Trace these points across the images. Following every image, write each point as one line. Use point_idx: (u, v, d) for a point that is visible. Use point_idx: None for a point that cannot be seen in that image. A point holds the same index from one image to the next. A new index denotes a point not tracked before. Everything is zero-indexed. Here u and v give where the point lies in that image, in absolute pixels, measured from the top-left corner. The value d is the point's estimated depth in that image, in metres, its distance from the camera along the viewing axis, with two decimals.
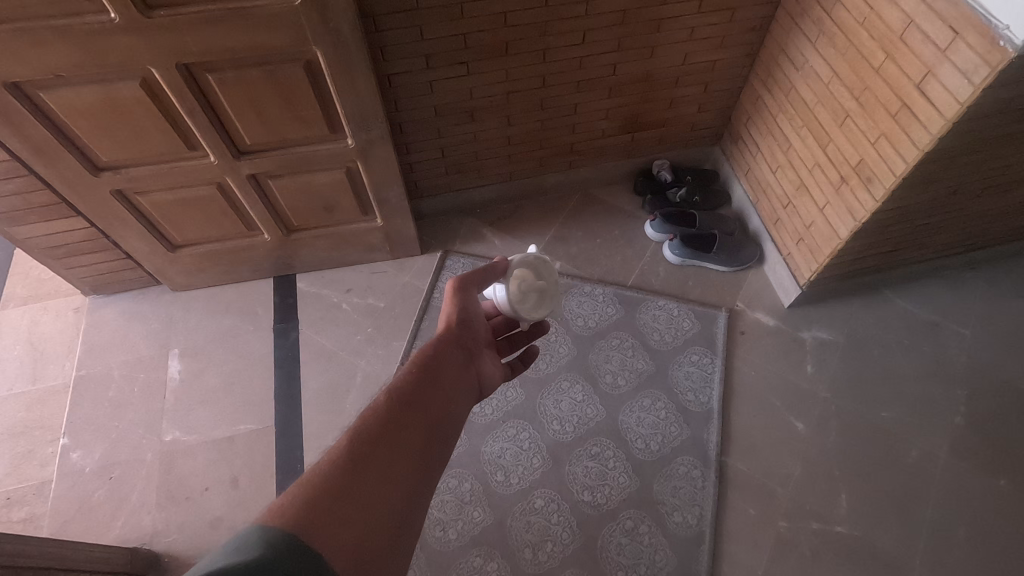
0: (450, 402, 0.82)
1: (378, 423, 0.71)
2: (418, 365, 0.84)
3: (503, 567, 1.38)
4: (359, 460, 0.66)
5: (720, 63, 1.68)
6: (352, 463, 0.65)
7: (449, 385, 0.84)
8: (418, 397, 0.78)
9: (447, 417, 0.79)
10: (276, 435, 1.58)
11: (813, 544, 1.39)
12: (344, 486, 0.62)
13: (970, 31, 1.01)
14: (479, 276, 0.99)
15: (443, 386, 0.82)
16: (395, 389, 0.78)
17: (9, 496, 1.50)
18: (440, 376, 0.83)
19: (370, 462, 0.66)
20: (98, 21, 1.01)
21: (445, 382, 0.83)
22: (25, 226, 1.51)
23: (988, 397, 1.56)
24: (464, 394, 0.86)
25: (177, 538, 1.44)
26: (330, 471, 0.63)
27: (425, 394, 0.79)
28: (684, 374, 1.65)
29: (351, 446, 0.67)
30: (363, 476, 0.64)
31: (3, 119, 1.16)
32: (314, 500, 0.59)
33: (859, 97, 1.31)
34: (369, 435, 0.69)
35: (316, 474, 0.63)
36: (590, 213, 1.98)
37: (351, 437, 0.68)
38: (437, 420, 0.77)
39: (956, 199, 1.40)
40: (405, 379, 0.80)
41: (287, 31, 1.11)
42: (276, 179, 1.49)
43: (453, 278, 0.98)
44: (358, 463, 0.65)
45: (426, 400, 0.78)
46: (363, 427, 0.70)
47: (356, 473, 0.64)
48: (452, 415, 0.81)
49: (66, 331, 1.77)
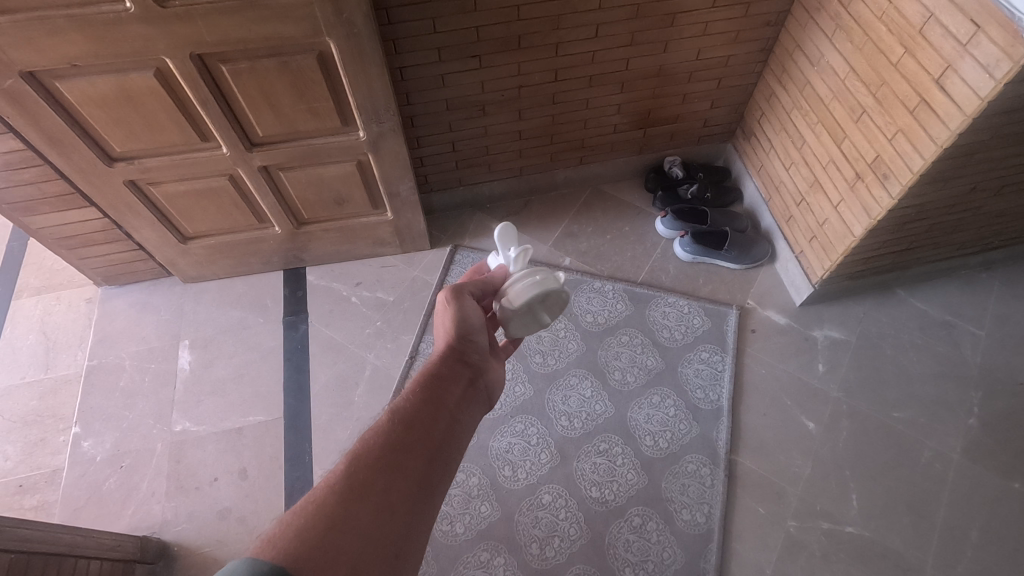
0: (455, 423, 0.79)
1: (379, 448, 0.70)
2: (420, 384, 0.82)
3: (510, 562, 1.37)
4: (355, 487, 0.65)
5: (734, 58, 1.66)
6: (349, 490, 0.64)
7: (453, 404, 0.81)
8: (421, 418, 0.76)
9: (452, 437, 0.77)
10: (286, 427, 1.58)
11: (823, 545, 1.38)
12: (339, 514, 0.61)
13: (992, 25, 0.99)
14: (471, 286, 0.97)
15: (447, 405, 0.80)
16: (395, 410, 0.76)
17: (21, 484, 1.51)
18: (444, 396, 0.81)
19: (366, 490, 0.65)
20: (114, 10, 1.02)
21: (450, 401, 0.81)
22: (39, 216, 1.52)
23: (1003, 399, 1.54)
24: (469, 412, 0.84)
25: (186, 527, 1.45)
26: (325, 498, 0.63)
27: (427, 415, 0.77)
28: (693, 372, 1.64)
29: (348, 472, 0.66)
30: (359, 504, 0.63)
31: (19, 108, 1.17)
32: (306, 532, 0.58)
33: (876, 93, 1.29)
34: (367, 459, 0.68)
35: (312, 502, 0.62)
36: (600, 209, 1.97)
37: (351, 461, 0.68)
38: (440, 443, 0.75)
39: (973, 196, 1.38)
40: (406, 400, 0.79)
41: (301, 22, 1.11)
42: (287, 171, 1.49)
43: (445, 289, 0.94)
44: (355, 490, 0.64)
45: (429, 421, 0.76)
46: (362, 452, 0.69)
47: (352, 501, 0.63)
48: (458, 436, 0.79)
49: (78, 321, 1.78)
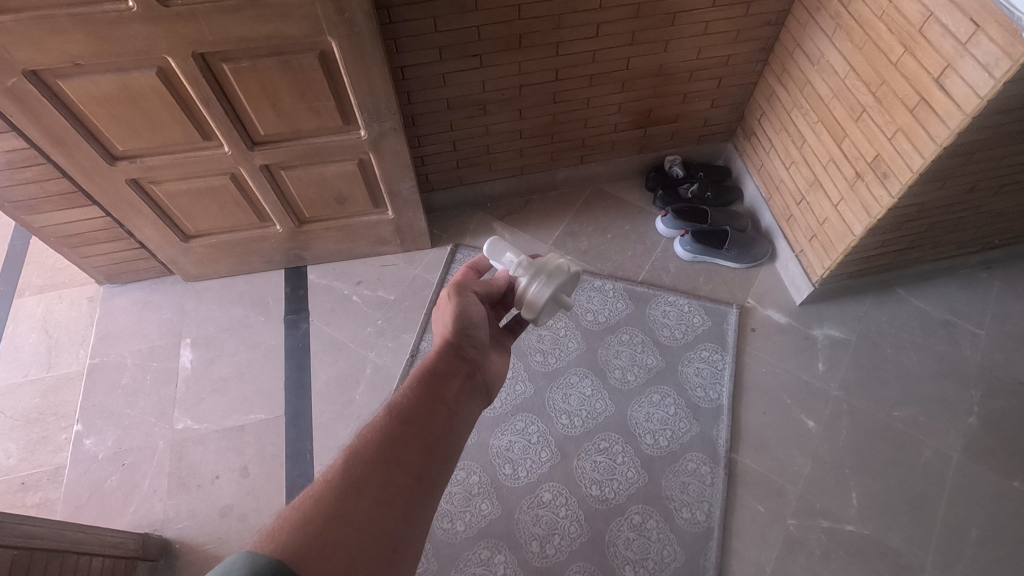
0: (453, 417, 0.80)
1: (376, 444, 0.70)
2: (418, 380, 0.82)
3: (510, 560, 1.38)
4: (353, 482, 0.65)
5: (735, 57, 1.66)
6: (348, 485, 0.64)
7: (452, 399, 0.82)
8: (419, 413, 0.77)
9: (451, 431, 0.78)
10: (287, 426, 1.59)
11: (823, 543, 1.38)
12: (337, 509, 0.62)
13: (991, 24, 0.99)
14: (474, 284, 0.98)
15: (446, 400, 0.81)
16: (394, 405, 0.77)
17: (23, 481, 1.52)
18: (443, 391, 0.82)
19: (365, 485, 0.65)
20: (116, 9, 1.02)
21: (449, 396, 0.82)
22: (41, 215, 1.52)
23: (1003, 398, 1.54)
24: (469, 406, 0.85)
25: (187, 525, 1.45)
26: (324, 493, 0.63)
27: (425, 410, 0.78)
28: (693, 371, 1.64)
29: (346, 468, 0.66)
30: (358, 499, 0.64)
31: (22, 107, 1.17)
32: (304, 527, 0.59)
33: (875, 92, 1.29)
34: (364, 455, 0.69)
35: (310, 498, 0.62)
36: (601, 208, 1.97)
37: (349, 456, 0.68)
38: (439, 437, 0.76)
39: (974, 195, 1.38)
40: (405, 395, 0.79)
41: (302, 21, 1.12)
42: (288, 170, 1.50)
43: (448, 285, 0.96)
44: (353, 485, 0.65)
45: (428, 416, 0.77)
46: (360, 447, 0.69)
47: (350, 497, 0.63)
48: (457, 430, 0.79)
49: (80, 319, 1.79)
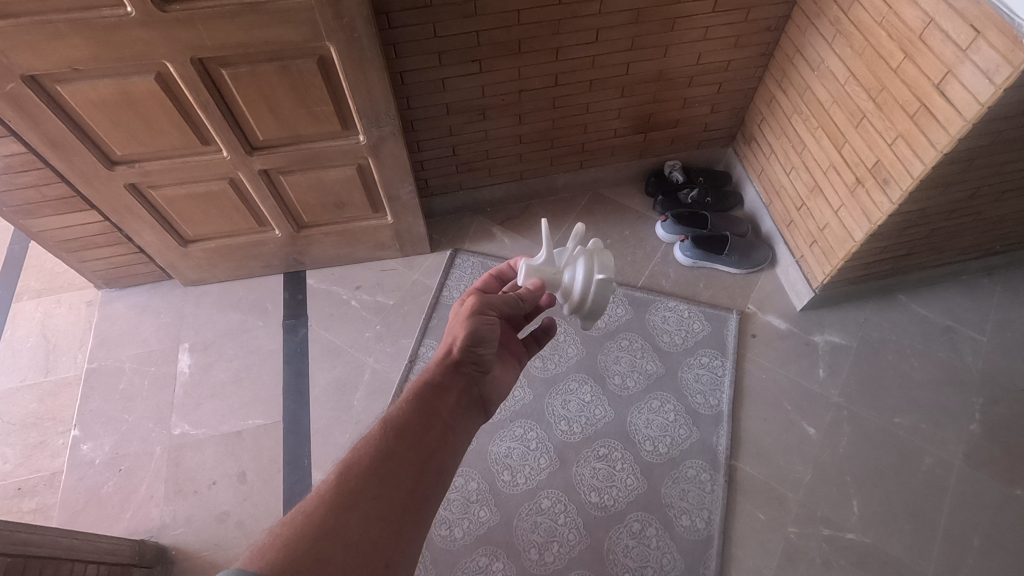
0: (450, 432, 0.80)
1: (371, 458, 0.70)
2: (417, 393, 0.81)
3: (509, 568, 1.37)
4: (347, 495, 0.65)
5: (735, 62, 1.66)
6: (341, 499, 0.64)
7: (448, 415, 0.81)
8: (414, 428, 0.76)
9: (446, 447, 0.78)
10: (285, 431, 1.58)
11: (823, 551, 1.37)
12: (330, 525, 0.61)
13: (992, 30, 0.99)
14: (499, 302, 0.91)
15: (443, 415, 0.80)
16: (390, 419, 0.76)
17: (20, 486, 1.51)
18: (440, 407, 0.81)
19: (358, 500, 0.65)
20: (114, 15, 1.02)
21: (446, 412, 0.81)
22: (40, 219, 1.52)
23: (1004, 406, 1.53)
24: (465, 422, 0.84)
25: (185, 531, 1.44)
26: (317, 507, 0.62)
27: (421, 426, 0.77)
28: (693, 376, 1.63)
29: (340, 481, 0.66)
30: (350, 513, 0.63)
31: (19, 111, 1.17)
32: (296, 543, 0.58)
33: (876, 98, 1.29)
34: (359, 469, 0.68)
35: (303, 511, 0.62)
36: (601, 213, 1.97)
37: (343, 469, 0.68)
38: (434, 453, 0.75)
39: (975, 201, 1.38)
40: (402, 408, 0.79)
41: (301, 27, 1.12)
42: (287, 175, 1.49)
43: (469, 298, 0.88)
44: (347, 500, 0.64)
45: (424, 430, 0.77)
46: (355, 460, 0.69)
47: (343, 510, 0.63)
48: (451, 446, 0.79)
49: (78, 324, 1.79)
